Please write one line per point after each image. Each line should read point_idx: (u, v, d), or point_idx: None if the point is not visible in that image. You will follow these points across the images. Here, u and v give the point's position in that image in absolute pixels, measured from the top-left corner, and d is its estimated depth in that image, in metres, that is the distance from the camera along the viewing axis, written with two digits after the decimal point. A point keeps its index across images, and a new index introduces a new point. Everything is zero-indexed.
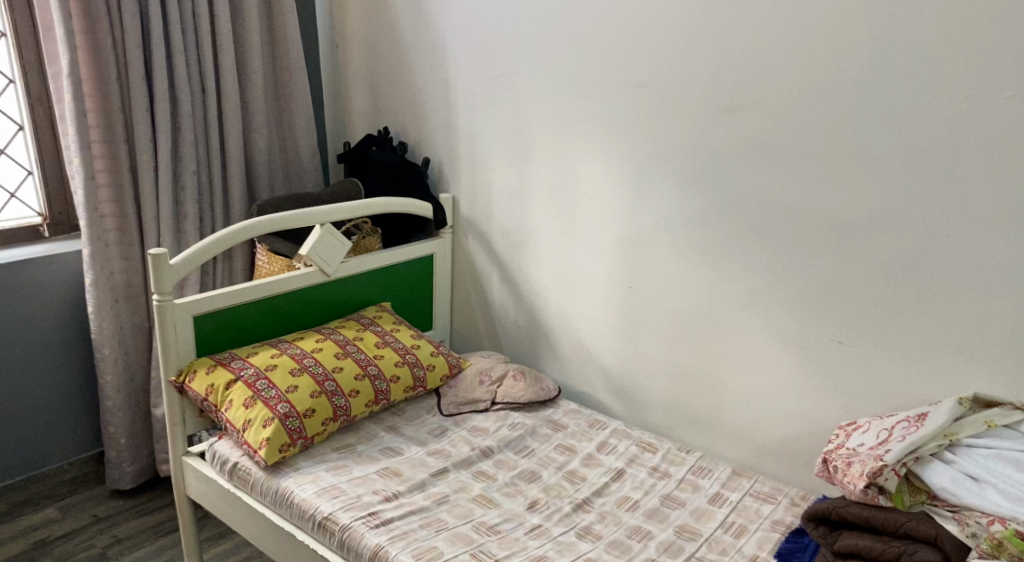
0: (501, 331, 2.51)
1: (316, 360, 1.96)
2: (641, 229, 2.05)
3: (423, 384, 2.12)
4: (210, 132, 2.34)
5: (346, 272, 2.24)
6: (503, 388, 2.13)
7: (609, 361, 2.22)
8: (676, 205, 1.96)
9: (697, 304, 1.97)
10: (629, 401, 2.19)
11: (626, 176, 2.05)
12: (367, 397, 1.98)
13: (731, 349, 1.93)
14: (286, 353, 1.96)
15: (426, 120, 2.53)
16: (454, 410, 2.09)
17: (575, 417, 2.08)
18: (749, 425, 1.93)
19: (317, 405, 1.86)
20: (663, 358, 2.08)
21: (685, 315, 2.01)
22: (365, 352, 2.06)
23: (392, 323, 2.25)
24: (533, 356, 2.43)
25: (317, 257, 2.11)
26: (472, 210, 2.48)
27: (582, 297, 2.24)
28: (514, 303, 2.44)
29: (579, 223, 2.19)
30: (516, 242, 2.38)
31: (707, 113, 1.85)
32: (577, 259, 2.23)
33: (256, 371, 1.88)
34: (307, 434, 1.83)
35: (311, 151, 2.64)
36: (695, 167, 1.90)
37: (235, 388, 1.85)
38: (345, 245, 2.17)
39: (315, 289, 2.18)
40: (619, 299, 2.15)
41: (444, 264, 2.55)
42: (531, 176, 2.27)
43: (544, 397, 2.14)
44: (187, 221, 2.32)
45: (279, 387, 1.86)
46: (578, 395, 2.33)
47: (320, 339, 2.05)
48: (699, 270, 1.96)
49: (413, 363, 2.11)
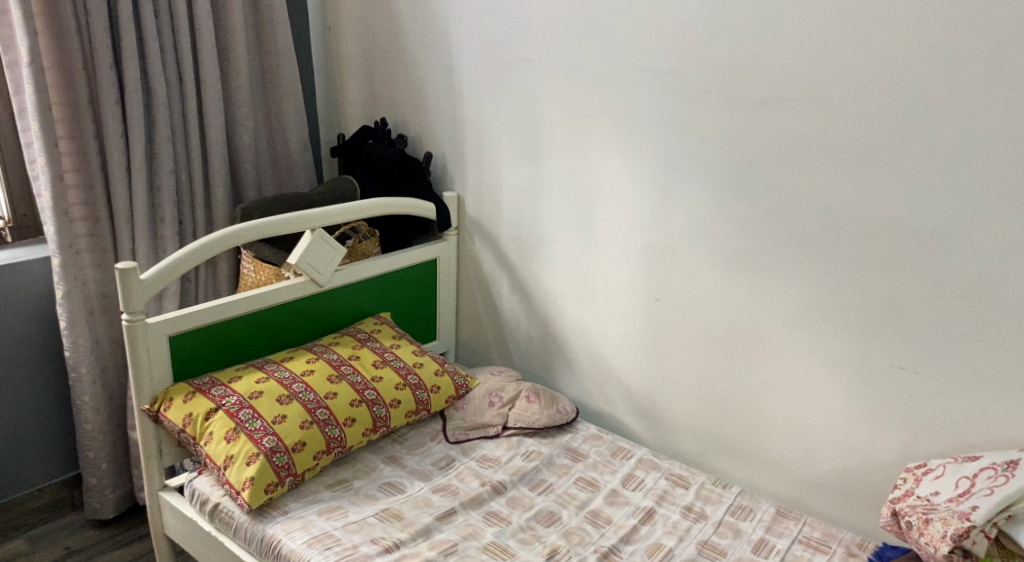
0: (511, 342, 2.30)
1: (307, 385, 1.75)
2: (670, 236, 1.83)
3: (427, 407, 1.91)
4: (189, 126, 2.12)
5: (340, 281, 2.03)
6: (516, 411, 1.92)
7: (633, 380, 2.01)
8: (710, 210, 1.75)
9: (735, 320, 1.77)
10: (655, 424, 1.98)
11: (654, 177, 1.83)
12: (364, 426, 1.77)
13: (774, 371, 1.73)
14: (273, 377, 1.75)
15: (428, 111, 2.30)
16: (461, 437, 1.88)
17: (596, 444, 1.87)
18: (793, 456, 1.73)
19: (309, 438, 1.66)
20: (693, 379, 1.87)
21: (721, 331, 1.80)
22: (361, 373, 1.85)
23: (392, 338, 2.04)
24: (546, 371, 2.22)
25: (307, 266, 1.91)
26: (479, 211, 2.26)
27: (602, 308, 2.03)
28: (525, 312, 2.23)
29: (600, 228, 1.97)
30: (528, 246, 2.16)
31: (750, 106, 1.63)
32: (597, 267, 2.01)
33: (240, 400, 1.67)
34: (297, 471, 1.62)
35: (302, 144, 2.42)
36: (735, 167, 1.69)
37: (216, 419, 1.64)
38: (338, 252, 1.96)
39: (306, 301, 1.97)
40: (645, 311, 1.93)
41: (448, 269, 2.34)
42: (545, 175, 2.05)
43: (561, 421, 1.93)
44: (165, 226, 2.10)
45: (265, 417, 1.65)
46: (597, 415, 2.12)
47: (312, 359, 1.83)
48: (737, 284, 1.74)
49: (415, 385, 1.90)
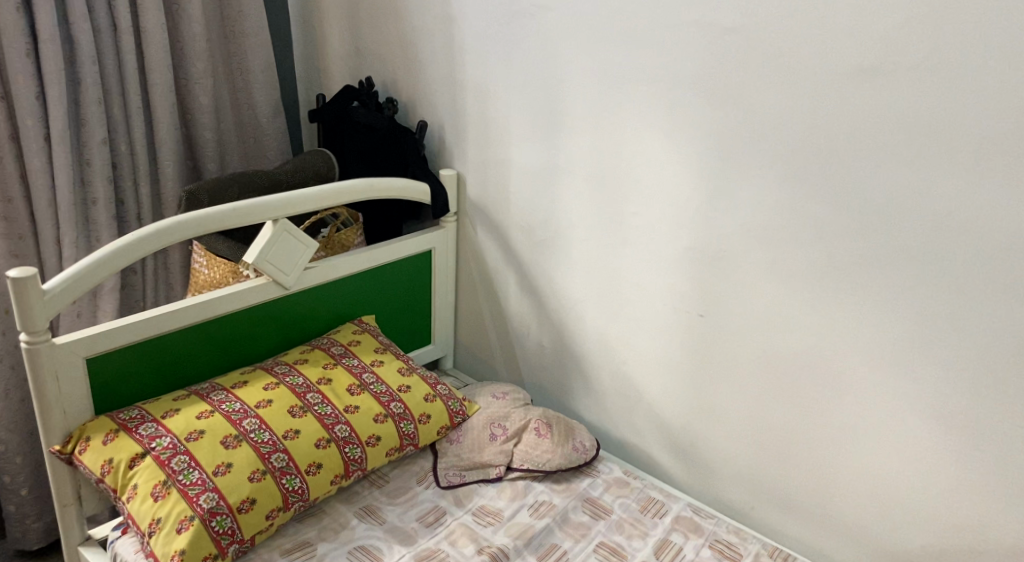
0: (519, 351, 1.94)
1: (261, 421, 1.39)
2: (723, 239, 1.45)
3: (414, 442, 1.55)
4: (126, 86, 1.73)
5: (309, 281, 1.66)
6: (522, 448, 1.57)
7: (667, 410, 1.65)
8: (781, 210, 1.36)
9: (806, 347, 1.40)
10: (693, 464, 1.63)
11: (706, 163, 1.43)
12: (333, 471, 1.41)
13: (862, 413, 1.37)
14: (218, 411, 1.39)
15: (422, 71, 1.89)
16: (455, 480, 1.53)
17: (622, 494, 1.51)
18: (875, 519, 1.39)
19: (260, 493, 1.31)
20: (745, 416, 1.52)
21: (788, 361, 1.44)
22: (332, 403, 1.48)
23: (374, 351, 1.67)
24: (560, 388, 1.86)
25: (267, 265, 1.54)
26: (482, 194, 1.87)
27: (631, 321, 1.65)
28: (536, 318, 1.86)
29: (632, 226, 1.58)
30: (542, 240, 1.77)
31: (843, 77, 1.23)
32: (627, 271, 1.63)
33: (174, 443, 1.32)
34: (242, 537, 1.28)
35: (271, 107, 2.02)
36: (819, 155, 1.29)
37: (142, 469, 1.29)
38: (307, 247, 1.60)
39: (266, 307, 1.60)
40: (685, 328, 1.56)
41: (444, 261, 1.96)
42: (564, 155, 1.65)
43: (578, 461, 1.57)
44: (98, 209, 1.72)
45: (204, 467, 1.30)
46: (620, 446, 1.77)
47: (271, 385, 1.47)
48: (812, 304, 1.37)
49: (399, 416, 1.54)
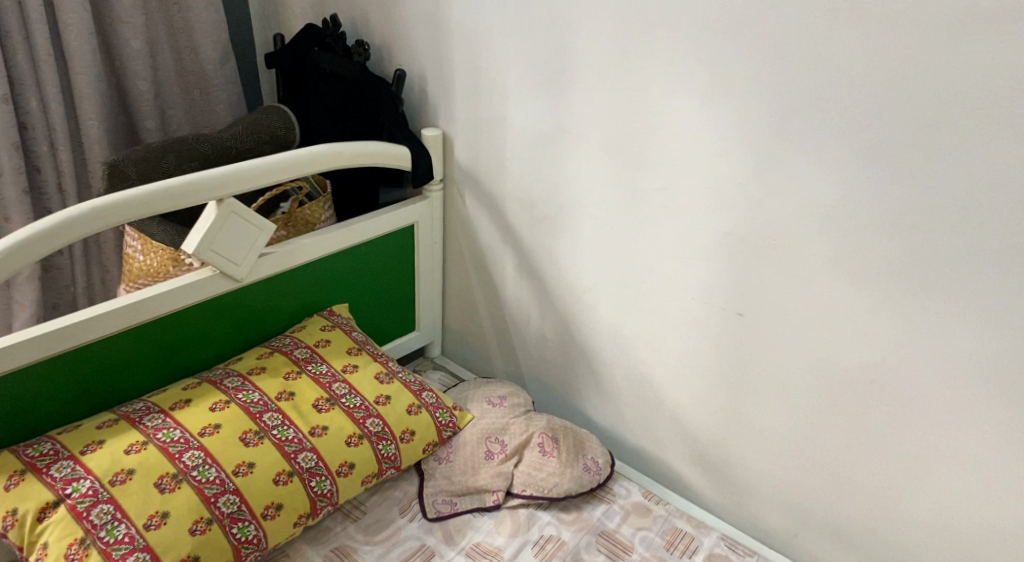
0: (517, 341, 1.67)
1: (206, 454, 1.12)
2: (772, 225, 1.17)
3: (395, 465, 1.30)
4: (30, 28, 1.39)
5: (265, 270, 1.37)
6: (524, 470, 1.33)
7: (693, 419, 1.40)
8: (851, 192, 1.08)
9: (872, 358, 1.14)
10: (722, 480, 1.40)
11: (752, 132, 1.14)
12: (296, 511, 1.16)
13: (943, 441, 1.12)
14: (152, 442, 1.11)
15: (398, 9, 1.56)
16: (444, 510, 1.29)
17: (643, 527, 1.30)
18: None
19: (204, 549, 1.05)
20: (789, 434, 1.28)
21: (848, 373, 1.18)
22: (294, 425, 1.21)
23: (347, 352, 1.39)
24: (565, 385, 1.61)
25: (211, 255, 1.25)
26: (472, 159, 1.57)
27: (652, 315, 1.39)
28: (537, 305, 1.59)
29: (657, 204, 1.30)
30: (545, 216, 1.48)
31: (945, 22, 0.94)
32: (649, 258, 1.35)
33: (95, 488, 1.04)
34: None
35: (218, 52, 1.69)
36: (907, 122, 1.00)
37: (54, 523, 1.01)
38: (262, 232, 1.31)
39: (213, 305, 1.32)
40: (719, 328, 1.30)
41: (428, 236, 1.67)
42: (572, 116, 1.35)
43: (589, 485, 1.33)
44: (4, 182, 1.41)
45: (133, 519, 1.03)
46: (636, 455, 1.54)
47: (219, 405, 1.19)
48: (883, 309, 1.11)
49: (377, 436, 1.28)
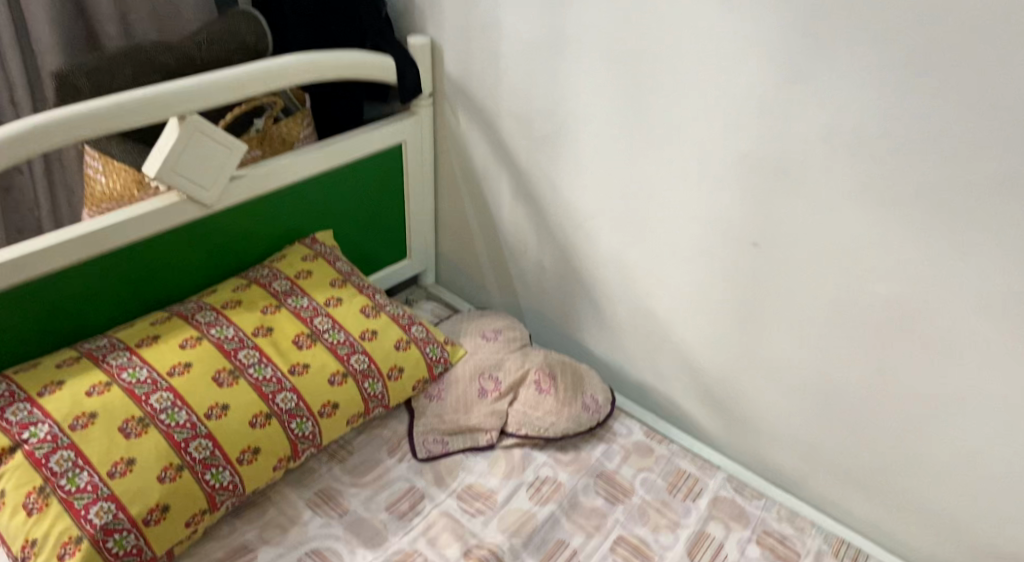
0: (514, 270, 1.57)
1: (176, 396, 1.03)
2: (794, 146, 1.05)
3: (383, 403, 1.22)
4: None
5: (240, 194, 1.23)
6: (519, 409, 1.26)
7: (701, 356, 1.31)
8: (886, 107, 0.95)
9: (901, 295, 1.03)
10: (730, 419, 1.32)
11: (775, 38, 1.00)
12: (276, 455, 1.08)
13: (975, 385, 1.02)
14: (117, 383, 1.02)
15: None
16: (436, 450, 1.22)
17: (644, 468, 1.23)
18: (982, 518, 1.08)
19: (175, 496, 0.98)
20: (804, 373, 1.19)
21: (872, 311, 1.07)
22: (272, 363, 1.12)
23: (330, 284, 1.28)
24: (565, 317, 1.52)
25: (176, 180, 1.12)
26: (463, 71, 1.42)
27: (659, 244, 1.28)
28: (535, 233, 1.47)
29: (666, 121, 1.17)
30: (543, 135, 1.35)
31: None
32: (657, 181, 1.22)
33: (54, 434, 0.96)
34: (153, 556, 0.96)
35: None
36: (957, 24, 0.86)
37: (11, 471, 0.93)
38: (232, 153, 1.17)
39: (187, 231, 1.20)
40: (732, 259, 1.19)
41: (419, 157, 1.53)
42: (571, 21, 1.20)
43: (588, 424, 1.26)
44: None
45: (96, 466, 0.95)
46: (640, 391, 1.45)
47: (191, 341, 1.10)
48: (915, 241, 0.99)
49: (363, 373, 1.19)
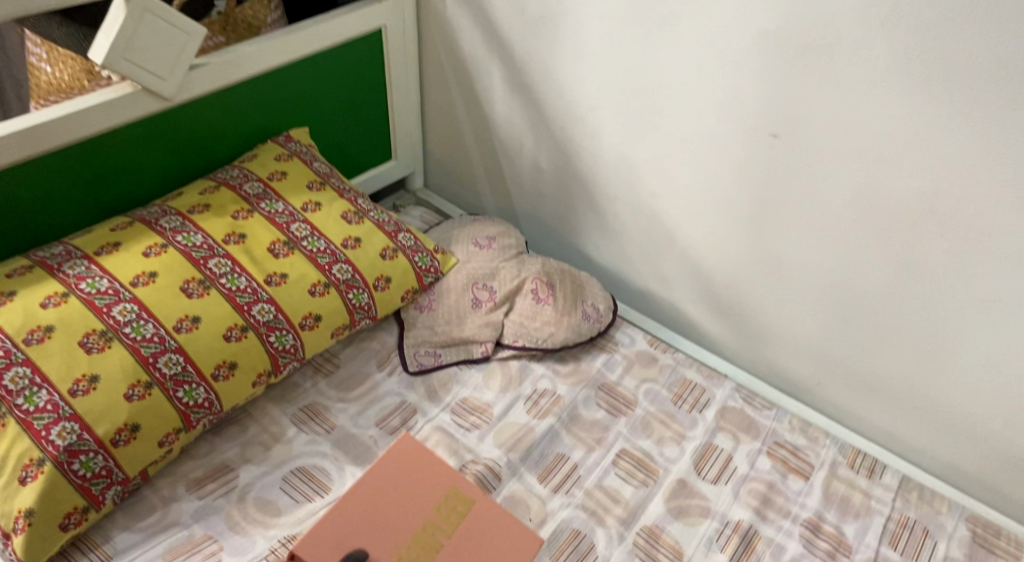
0: (508, 172, 1.46)
1: (141, 308, 0.94)
2: (824, 19, 0.92)
3: (369, 315, 1.14)
4: None
5: (203, 86, 1.10)
6: (516, 320, 1.18)
7: (709, 260, 1.23)
8: None
9: (935, 188, 0.93)
10: (739, 326, 1.25)
11: None
12: (255, 370, 1.01)
13: (1010, 285, 0.93)
14: (74, 294, 0.93)
15: None
16: (427, 363, 1.15)
17: (648, 379, 1.17)
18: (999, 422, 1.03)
19: (145, 415, 0.90)
20: (820, 277, 1.10)
21: (901, 206, 0.97)
22: (246, 272, 1.03)
23: (307, 187, 1.17)
24: (563, 221, 1.42)
25: (127, 66, 0.99)
26: None
27: (667, 139, 1.16)
28: (531, 130, 1.35)
29: None
30: (538, 18, 1.21)
31: None
32: (666, 66, 1.10)
33: (6, 349, 0.86)
34: (125, 478, 0.89)
35: None
36: None
37: None
38: (189, 37, 1.03)
39: (144, 126, 1.07)
40: (748, 152, 1.08)
41: (401, 46, 1.39)
42: None
43: (589, 335, 1.19)
44: None
45: (55, 384, 0.87)
46: (644, 299, 1.37)
47: (155, 249, 1.00)
48: (957, 125, 0.88)
49: (347, 284, 1.10)
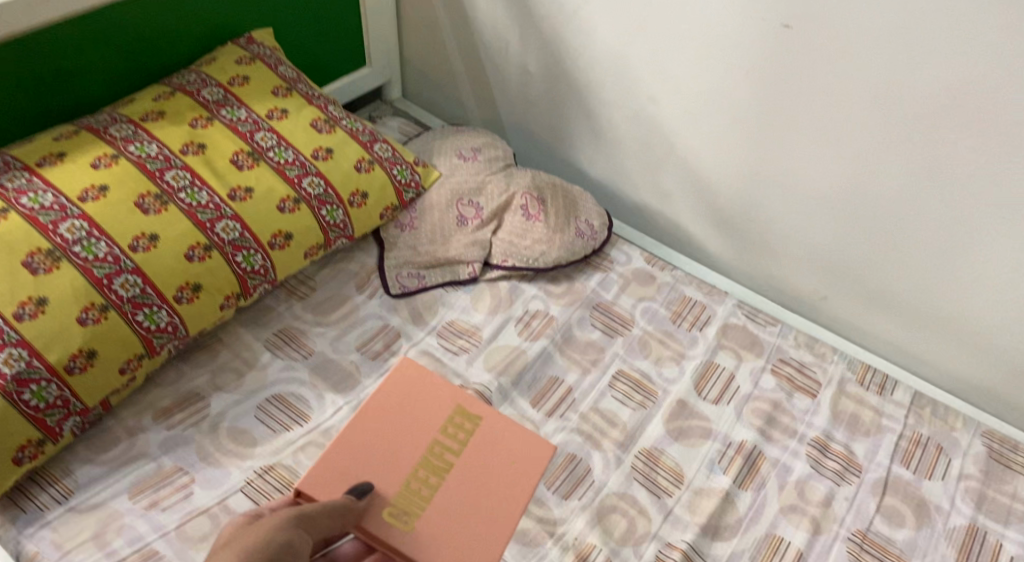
0: (494, 79, 1.35)
1: (91, 224, 0.85)
2: None
3: (345, 234, 1.06)
4: None
5: None
6: (504, 237, 1.11)
7: (711, 169, 1.14)
8: None
9: (963, 81, 0.85)
10: (740, 239, 1.18)
11: None
12: (222, 293, 0.93)
13: None
14: (15, 209, 0.83)
15: None
16: (411, 285, 1.08)
17: (646, 297, 1.10)
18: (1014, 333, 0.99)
19: (102, 342, 0.83)
20: (830, 183, 1.03)
21: (924, 102, 0.89)
22: (208, 187, 0.94)
23: (273, 94, 1.07)
24: (554, 132, 1.33)
25: None
26: None
27: (667, 35, 1.06)
28: (517, 30, 1.24)
29: None
30: None
31: None
32: None
33: None
34: (83, 408, 0.83)
35: None
36: None
37: None
38: None
39: (79, 23, 0.95)
40: (756, 46, 0.98)
41: None
42: None
43: (582, 252, 1.12)
44: None
45: None
46: (640, 214, 1.30)
47: (105, 160, 0.90)
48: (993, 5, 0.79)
49: (320, 199, 1.02)
